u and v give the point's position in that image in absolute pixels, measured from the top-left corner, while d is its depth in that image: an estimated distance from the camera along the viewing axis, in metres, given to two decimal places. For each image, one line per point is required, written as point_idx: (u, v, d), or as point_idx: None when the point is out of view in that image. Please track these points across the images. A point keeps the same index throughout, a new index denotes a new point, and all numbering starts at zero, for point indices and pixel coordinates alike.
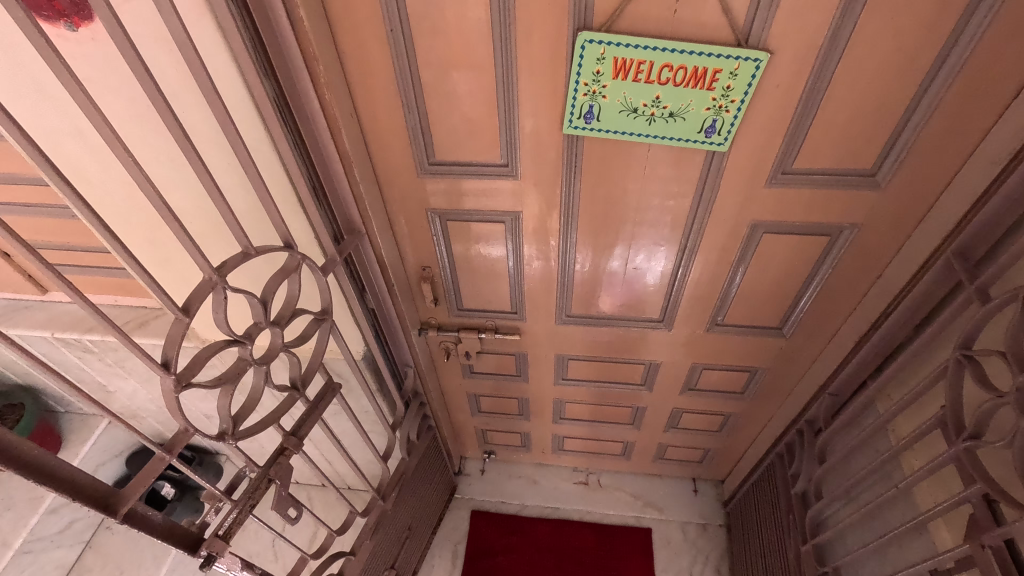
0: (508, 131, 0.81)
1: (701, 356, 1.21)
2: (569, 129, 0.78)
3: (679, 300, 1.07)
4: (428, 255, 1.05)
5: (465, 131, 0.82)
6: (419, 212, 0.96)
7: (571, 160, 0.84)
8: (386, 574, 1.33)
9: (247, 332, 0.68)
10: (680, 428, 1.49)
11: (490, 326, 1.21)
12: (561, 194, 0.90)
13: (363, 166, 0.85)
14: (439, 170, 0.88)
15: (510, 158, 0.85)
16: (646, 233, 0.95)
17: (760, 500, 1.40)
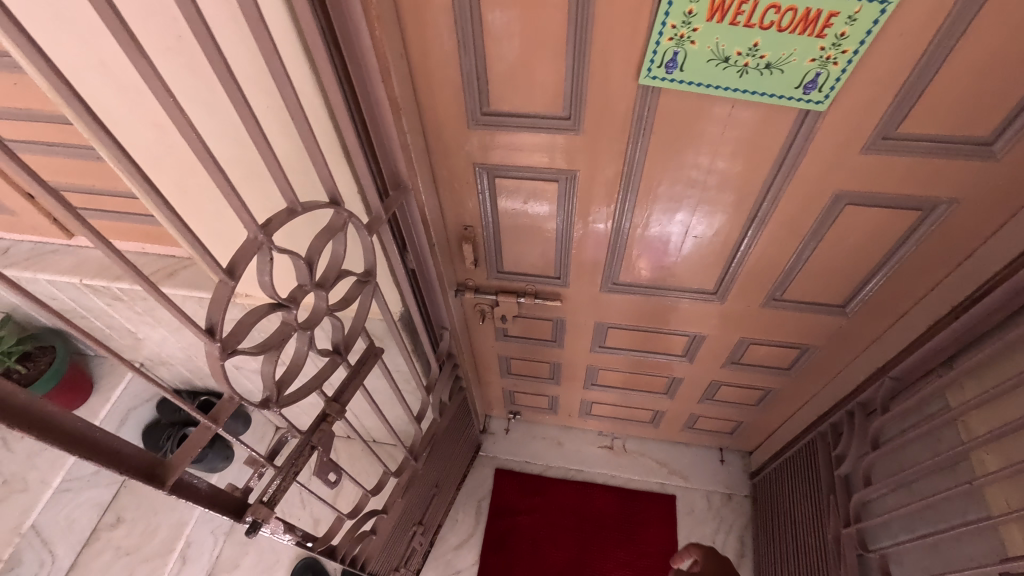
0: (575, 79, 0.72)
1: (750, 331, 1.15)
2: (646, 79, 0.69)
3: (738, 273, 1.00)
4: (471, 214, 0.99)
5: (526, 78, 0.73)
6: (466, 167, 0.89)
7: (642, 116, 0.75)
8: (414, 529, 1.34)
9: (292, 296, 0.63)
10: (715, 400, 1.45)
11: (530, 291, 1.15)
12: (624, 154, 0.82)
13: (411, 114, 0.77)
14: (492, 122, 0.80)
15: (573, 110, 0.76)
16: (712, 200, 0.87)
17: (794, 476, 1.37)
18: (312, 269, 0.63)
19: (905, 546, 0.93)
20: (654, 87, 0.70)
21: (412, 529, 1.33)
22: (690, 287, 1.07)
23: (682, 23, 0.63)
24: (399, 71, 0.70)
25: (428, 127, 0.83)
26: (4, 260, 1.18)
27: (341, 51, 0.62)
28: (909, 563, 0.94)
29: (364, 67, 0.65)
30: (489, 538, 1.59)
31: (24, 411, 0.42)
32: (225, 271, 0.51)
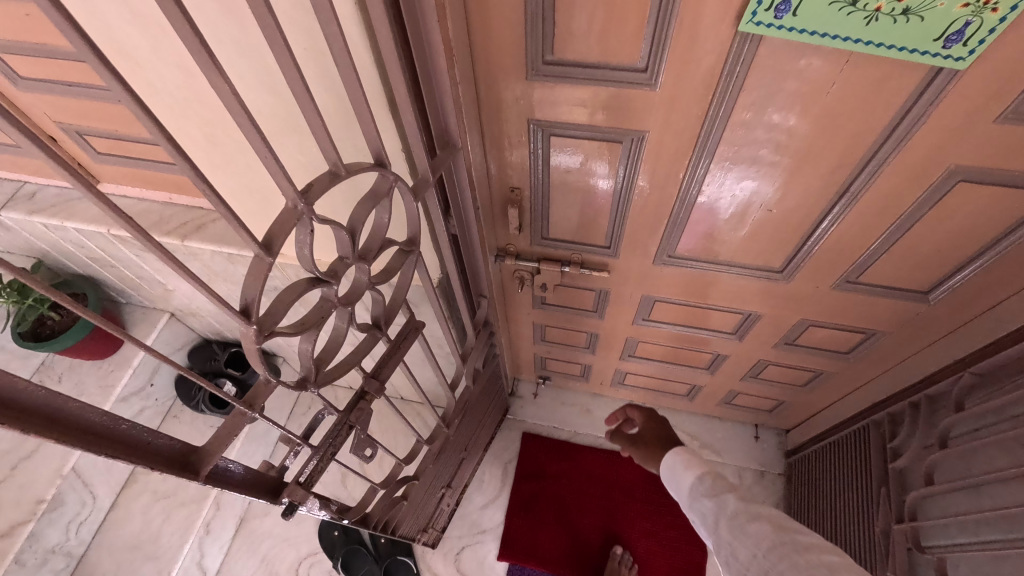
0: (660, 23, 0.61)
1: (812, 313, 1.06)
2: (749, 26, 0.58)
3: (812, 252, 0.90)
4: (520, 175, 0.90)
5: (601, 22, 0.63)
6: (519, 123, 0.79)
7: (732, 71, 0.64)
8: (443, 491, 1.34)
9: (333, 270, 0.56)
10: (759, 379, 1.38)
11: (576, 260, 1.07)
12: (703, 114, 0.71)
13: (464, 61, 0.67)
14: (555, 72, 0.70)
15: (651, 61, 0.65)
16: (799, 171, 0.77)
17: (840, 462, 1.31)
18: (355, 239, 0.56)
19: (968, 551, 0.87)
20: (755, 35, 0.59)
21: (440, 492, 1.33)
22: (754, 265, 0.97)
23: None
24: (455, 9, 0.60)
25: (480, 76, 0.73)
26: (31, 206, 1.14)
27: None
28: (968, 568, 0.89)
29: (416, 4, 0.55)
30: (515, 501, 1.59)
31: (44, 410, 0.37)
32: (262, 246, 0.45)
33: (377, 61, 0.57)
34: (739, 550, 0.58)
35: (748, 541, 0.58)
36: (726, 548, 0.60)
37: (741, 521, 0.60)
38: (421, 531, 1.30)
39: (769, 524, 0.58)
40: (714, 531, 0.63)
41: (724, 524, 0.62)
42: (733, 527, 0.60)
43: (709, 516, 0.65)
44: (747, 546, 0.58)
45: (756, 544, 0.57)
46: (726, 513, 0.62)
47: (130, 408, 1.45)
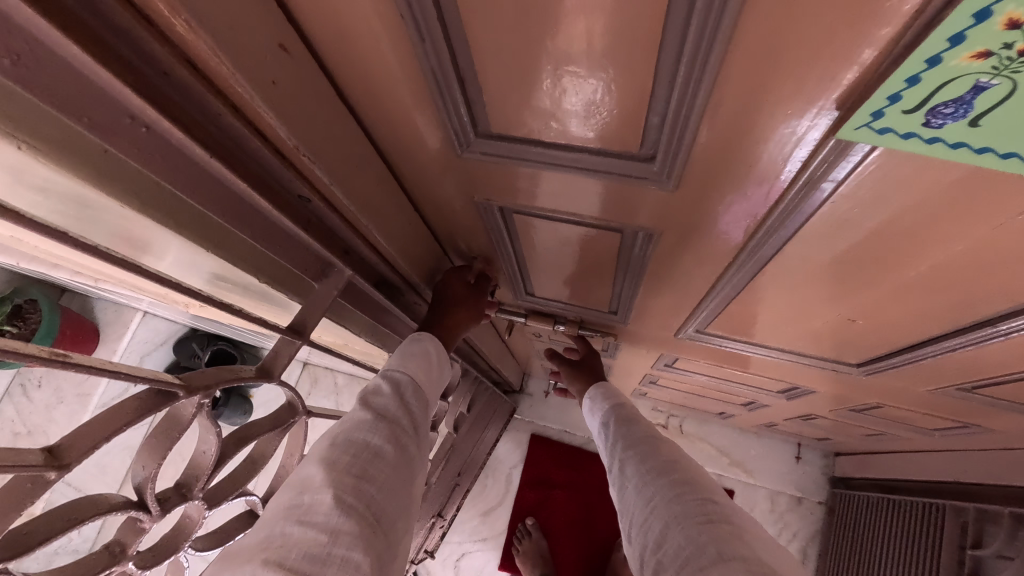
0: (676, 103, 0.31)
1: (891, 401, 0.78)
2: (861, 133, 0.28)
3: (907, 364, 0.61)
4: (481, 243, 0.63)
5: (562, 93, 0.34)
6: (463, 197, 0.52)
7: (812, 177, 0.35)
8: (432, 519, 1.23)
9: (121, 541, 0.37)
10: (810, 421, 1.13)
11: (573, 317, 0.83)
12: (758, 216, 0.42)
13: (340, 147, 0.40)
14: (497, 150, 0.41)
15: (663, 152, 0.36)
16: (915, 296, 0.46)
17: (896, 531, 1.10)
18: (145, 503, 0.37)
19: None
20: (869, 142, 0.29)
21: (430, 521, 1.22)
22: (818, 355, 0.69)
23: None
24: (283, 93, 0.32)
25: (389, 146, 0.45)
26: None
27: (97, 96, 0.25)
28: None
29: (170, 131, 0.28)
30: (519, 509, 1.49)
31: None
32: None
33: (154, 199, 0.32)
34: (626, 465, 0.61)
35: (641, 463, 0.59)
36: (618, 464, 0.62)
37: (635, 442, 0.63)
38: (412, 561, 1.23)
39: (657, 441, 0.63)
40: (616, 454, 0.64)
41: (619, 441, 0.65)
42: (626, 443, 0.64)
43: (611, 441, 0.66)
44: (636, 463, 0.60)
45: (642, 460, 0.60)
46: (624, 434, 0.66)
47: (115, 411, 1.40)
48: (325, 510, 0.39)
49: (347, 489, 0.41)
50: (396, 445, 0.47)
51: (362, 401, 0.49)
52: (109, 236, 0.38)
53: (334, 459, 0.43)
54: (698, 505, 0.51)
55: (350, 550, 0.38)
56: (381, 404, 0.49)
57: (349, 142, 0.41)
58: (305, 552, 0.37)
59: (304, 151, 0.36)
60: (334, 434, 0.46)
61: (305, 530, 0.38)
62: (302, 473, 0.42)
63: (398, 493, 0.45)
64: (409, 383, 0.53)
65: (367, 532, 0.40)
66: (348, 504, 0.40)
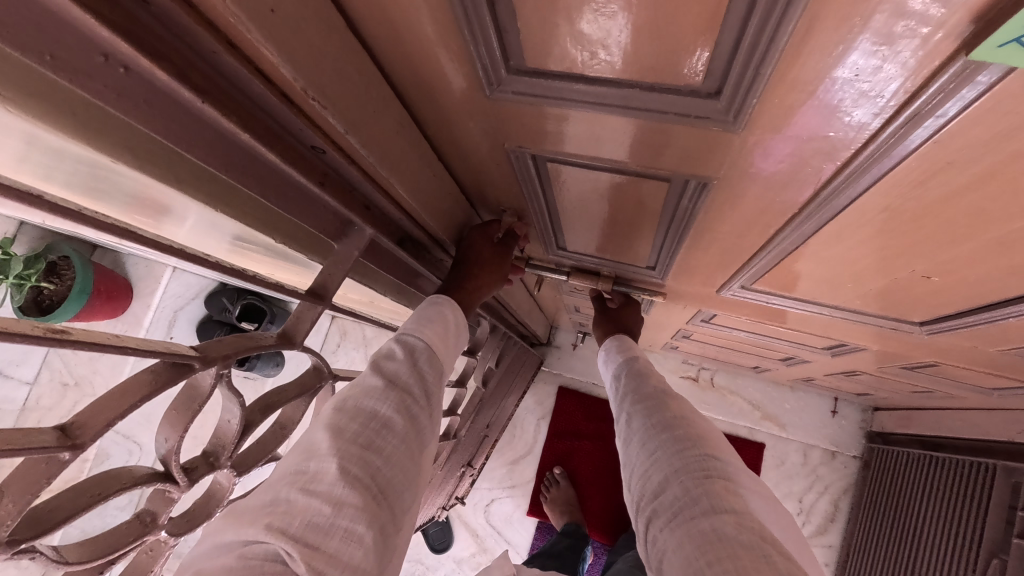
0: (758, 22, 0.26)
1: (952, 360, 0.72)
2: (1005, 54, 0.22)
3: (983, 325, 0.55)
4: (510, 196, 0.58)
5: (613, 17, 0.28)
6: (491, 145, 0.46)
7: (920, 111, 0.29)
8: (462, 469, 1.24)
9: (151, 510, 0.36)
10: (853, 378, 1.08)
11: (608, 273, 0.78)
12: (839, 161, 0.36)
13: (356, 91, 0.35)
14: (530, 88, 0.36)
15: (732, 85, 0.30)
16: (1011, 251, 0.40)
17: (939, 489, 1.07)
18: (172, 474, 0.34)
19: None
20: (1007, 64, 0.23)
21: (460, 471, 1.24)
22: (876, 313, 0.63)
23: None
24: (284, 22, 0.28)
25: (409, 87, 0.40)
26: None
27: (61, 30, 0.21)
28: None
29: (145, 73, 0.24)
30: (547, 458, 1.51)
31: None
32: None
33: (148, 147, 0.29)
34: (632, 418, 0.58)
35: (648, 415, 0.56)
36: (625, 417, 0.59)
37: (642, 395, 0.60)
38: (444, 507, 1.26)
39: (668, 396, 0.59)
40: (624, 405, 0.61)
41: (628, 391, 0.62)
42: (635, 396, 0.60)
43: (621, 392, 0.63)
44: (642, 417, 0.57)
45: (648, 413, 0.57)
46: (632, 387, 0.62)
47: None
48: (330, 480, 0.38)
49: (353, 458, 0.40)
50: (405, 416, 0.44)
51: (374, 366, 0.47)
52: (113, 197, 0.35)
53: (342, 425, 0.42)
54: (698, 458, 0.49)
55: (354, 523, 0.37)
56: (392, 369, 0.47)
57: (364, 85, 0.36)
58: (308, 521, 0.36)
59: (312, 94, 0.31)
60: (342, 398, 0.44)
61: (310, 499, 0.37)
62: (308, 437, 0.41)
63: (406, 466, 0.43)
64: (424, 349, 0.50)
65: (371, 503, 0.39)
66: (354, 475, 0.39)
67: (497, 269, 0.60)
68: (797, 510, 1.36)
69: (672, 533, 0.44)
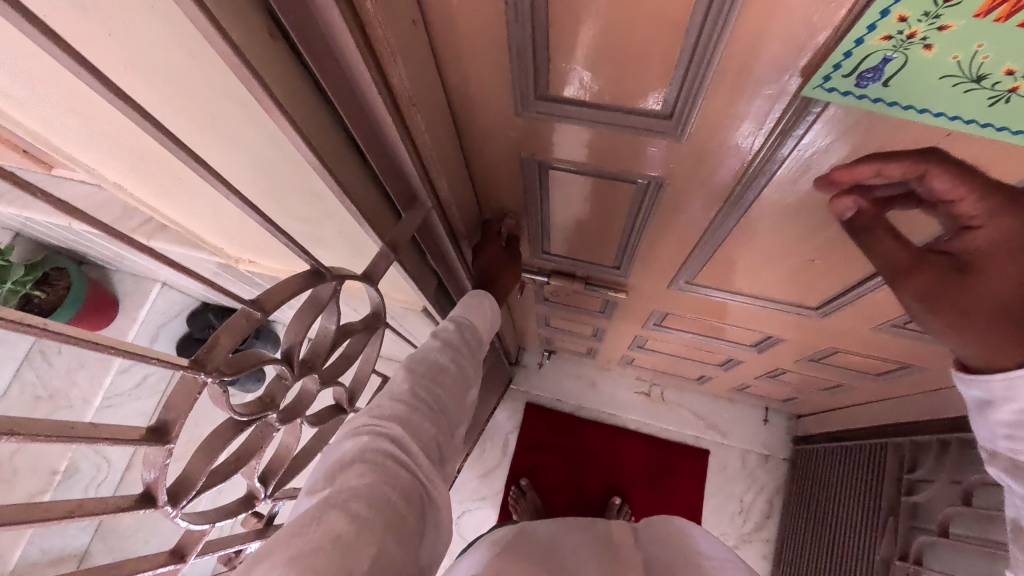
0: (692, 75, 0.43)
1: (843, 344, 0.94)
2: (818, 91, 0.39)
3: (856, 300, 0.76)
4: (512, 201, 0.74)
5: (611, 66, 0.45)
6: (509, 155, 0.63)
7: (791, 126, 0.46)
8: None
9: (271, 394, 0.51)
10: (778, 379, 1.26)
11: (581, 275, 0.95)
12: (739, 168, 0.55)
13: (430, 105, 0.52)
14: (551, 110, 0.52)
15: (679, 108, 0.47)
16: (857, 233, 0.60)
17: (854, 475, 1.26)
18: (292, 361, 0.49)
19: None
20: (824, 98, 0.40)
21: None
22: (785, 299, 0.84)
23: (924, 10, 0.32)
24: (409, 52, 0.44)
25: (457, 109, 0.57)
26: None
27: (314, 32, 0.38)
28: None
29: (347, 64, 0.41)
30: (514, 471, 1.60)
31: None
32: (151, 434, 0.40)
33: (320, 129, 0.44)
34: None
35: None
36: None
37: None
38: None
39: None
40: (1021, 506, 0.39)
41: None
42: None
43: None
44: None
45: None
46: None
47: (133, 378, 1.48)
48: (407, 392, 0.49)
49: (423, 385, 0.50)
50: (457, 364, 0.56)
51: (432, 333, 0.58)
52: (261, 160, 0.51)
53: (413, 365, 0.52)
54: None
55: (423, 420, 0.47)
56: (445, 333, 0.58)
57: (434, 99, 0.53)
58: (394, 414, 0.46)
59: (411, 99, 0.47)
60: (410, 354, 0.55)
61: (395, 403, 0.47)
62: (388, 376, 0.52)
63: (457, 398, 0.54)
64: (470, 326, 0.61)
65: (435, 414, 0.49)
66: (422, 394, 0.49)
67: (507, 263, 0.77)
68: (738, 509, 1.55)
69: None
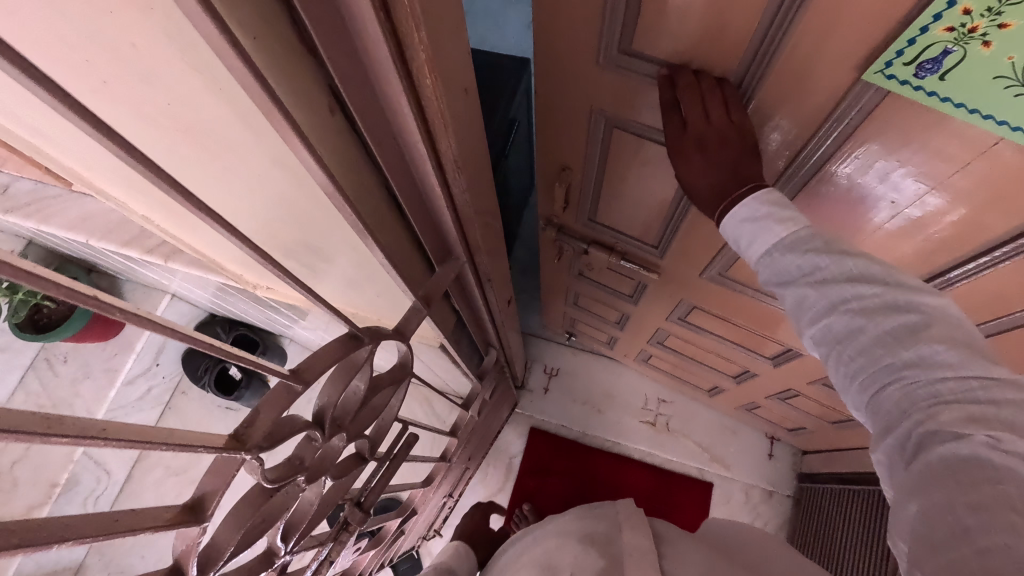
0: (767, 45, 0.45)
1: None
2: (879, 77, 0.42)
3: None
4: (570, 154, 0.76)
5: (690, 33, 0.48)
6: (577, 105, 0.65)
7: (844, 115, 0.47)
8: (444, 498, 1.39)
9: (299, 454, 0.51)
10: (788, 402, 1.23)
11: (618, 249, 0.93)
12: (795, 149, 0.55)
13: (469, 160, 0.51)
14: (628, 67, 0.54)
15: (749, 74, 0.49)
16: (899, 241, 0.59)
17: (858, 515, 1.25)
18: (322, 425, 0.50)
19: None
20: (883, 85, 0.42)
21: (444, 499, 1.39)
22: None
23: (988, 5, 0.34)
24: (456, 107, 0.43)
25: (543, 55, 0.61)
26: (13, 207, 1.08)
27: (369, 97, 0.38)
28: None
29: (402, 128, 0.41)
30: (516, 496, 1.58)
31: None
32: (188, 514, 0.40)
33: (364, 190, 0.43)
34: None
35: (867, 313, 0.40)
36: None
37: None
38: (424, 538, 1.44)
39: None
40: (806, 318, 0.43)
41: (816, 283, 0.42)
42: None
43: (808, 266, 0.43)
44: None
45: (902, 311, 0.39)
46: None
47: (138, 389, 1.51)
48: None
49: None
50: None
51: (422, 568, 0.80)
52: (310, 221, 0.51)
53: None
54: (931, 355, 0.38)
55: None
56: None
57: (473, 144, 0.51)
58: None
59: (456, 159, 0.46)
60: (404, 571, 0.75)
61: None
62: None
63: None
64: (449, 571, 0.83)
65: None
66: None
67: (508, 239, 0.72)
68: None
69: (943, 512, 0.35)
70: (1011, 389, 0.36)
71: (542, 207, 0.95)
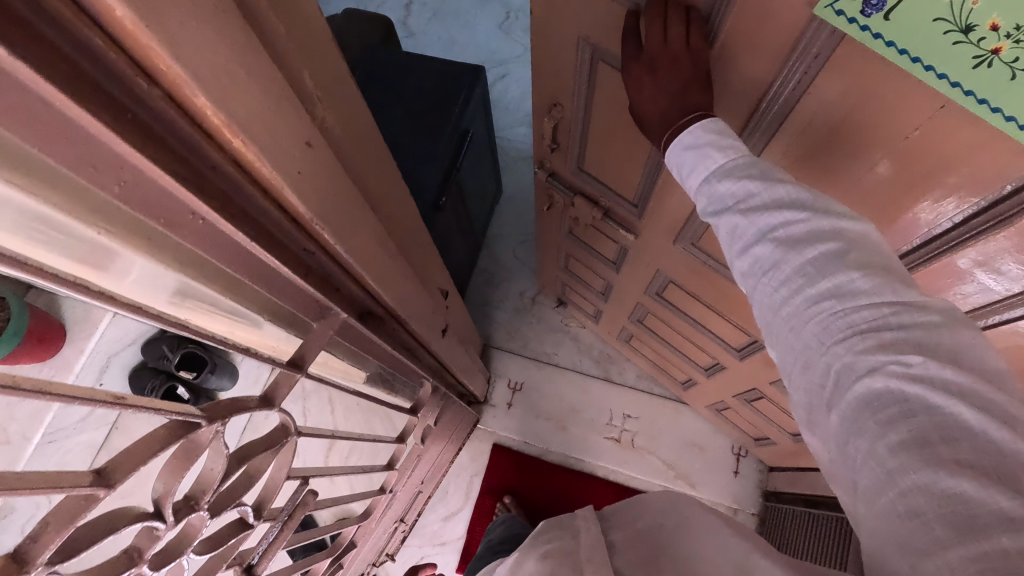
0: None
1: None
2: (829, 12, 0.44)
3: None
4: (562, 90, 0.79)
5: None
6: (567, 33, 0.67)
7: (798, 57, 0.51)
8: (393, 525, 1.33)
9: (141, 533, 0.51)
10: (753, 404, 1.23)
11: (602, 204, 0.95)
12: (761, 93, 0.58)
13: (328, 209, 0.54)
14: None
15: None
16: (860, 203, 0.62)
17: (822, 531, 1.24)
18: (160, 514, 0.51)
19: None
20: (832, 23, 0.45)
21: (393, 526, 1.33)
22: None
23: None
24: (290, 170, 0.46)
25: None
26: None
27: None
28: None
29: (212, 221, 0.43)
30: (477, 517, 1.52)
31: None
32: None
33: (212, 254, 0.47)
34: None
35: (793, 237, 0.47)
36: None
37: None
38: (374, 563, 1.34)
39: None
40: (739, 245, 0.51)
41: (746, 210, 0.50)
42: None
43: (741, 193, 0.51)
44: None
45: (820, 238, 0.46)
46: None
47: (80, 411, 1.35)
48: None
49: None
50: None
51: None
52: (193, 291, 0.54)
53: None
54: (848, 281, 0.45)
55: None
56: None
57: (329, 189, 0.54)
58: None
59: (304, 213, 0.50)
60: None
61: None
62: None
63: None
64: None
65: None
66: None
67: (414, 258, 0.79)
68: None
69: (875, 438, 0.41)
70: (918, 311, 0.43)
71: (537, 148, 0.98)
